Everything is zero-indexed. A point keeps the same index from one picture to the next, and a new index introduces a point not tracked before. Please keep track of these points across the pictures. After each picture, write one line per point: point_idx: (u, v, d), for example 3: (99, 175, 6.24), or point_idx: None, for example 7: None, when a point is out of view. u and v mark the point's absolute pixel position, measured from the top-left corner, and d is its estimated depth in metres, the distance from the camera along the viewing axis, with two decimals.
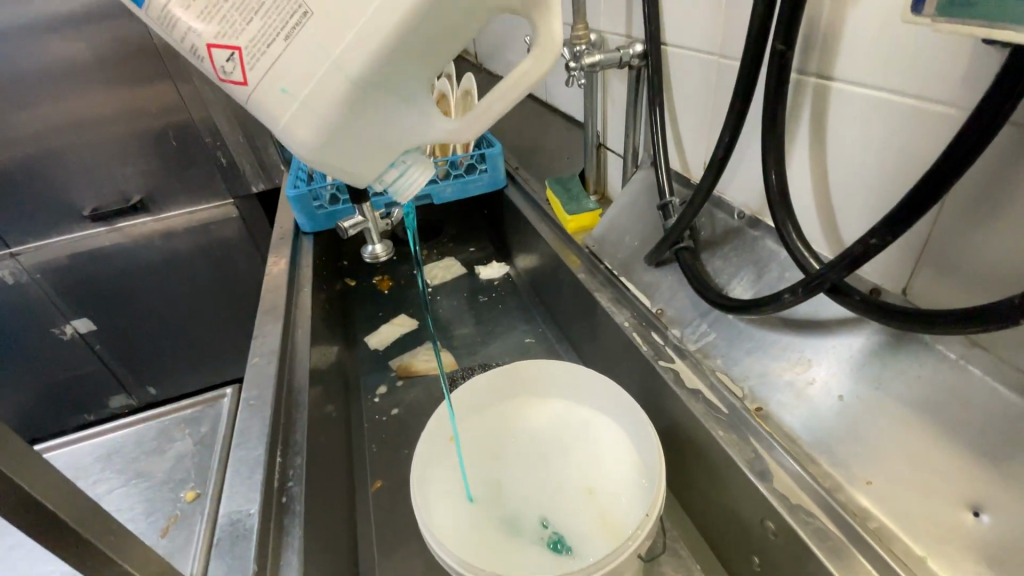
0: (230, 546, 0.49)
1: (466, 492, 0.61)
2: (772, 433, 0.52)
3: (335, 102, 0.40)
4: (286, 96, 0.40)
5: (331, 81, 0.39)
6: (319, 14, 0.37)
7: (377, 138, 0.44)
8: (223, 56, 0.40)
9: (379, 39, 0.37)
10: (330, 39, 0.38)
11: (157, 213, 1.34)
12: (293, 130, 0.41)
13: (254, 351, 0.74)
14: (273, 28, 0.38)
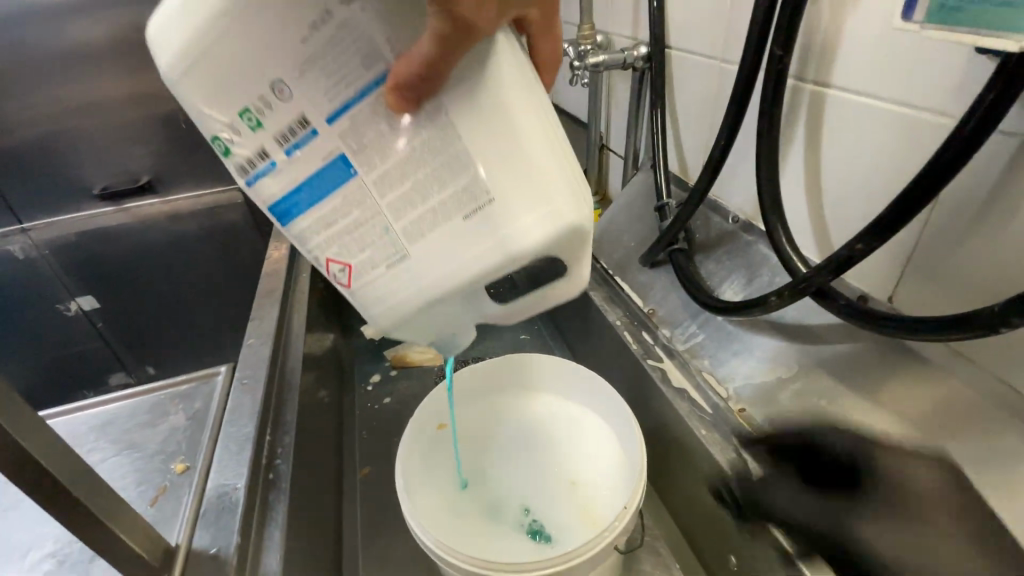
0: (216, 518, 0.51)
1: (451, 479, 0.62)
2: (753, 434, 0.53)
3: (417, 308, 0.37)
4: (378, 302, 0.38)
5: (414, 296, 0.37)
6: (417, 249, 0.36)
7: (438, 322, 0.40)
8: (334, 266, 0.37)
9: (460, 269, 0.36)
10: (423, 263, 0.36)
11: (163, 195, 1.36)
12: (378, 315, 0.39)
13: (251, 331, 0.75)
14: (382, 252, 0.36)
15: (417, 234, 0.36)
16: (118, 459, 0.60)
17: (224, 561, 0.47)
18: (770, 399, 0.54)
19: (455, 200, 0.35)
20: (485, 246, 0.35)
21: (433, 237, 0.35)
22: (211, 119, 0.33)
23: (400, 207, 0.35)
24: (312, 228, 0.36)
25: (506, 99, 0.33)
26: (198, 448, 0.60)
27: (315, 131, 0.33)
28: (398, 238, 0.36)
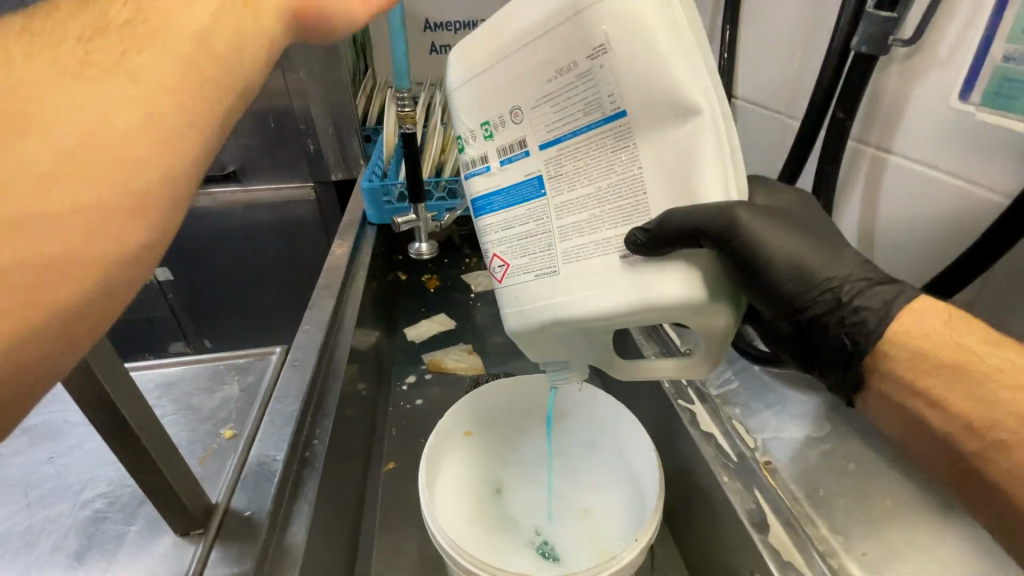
0: (254, 484, 0.55)
1: (470, 486, 0.65)
2: (777, 490, 0.52)
3: (544, 321, 0.48)
4: (517, 305, 0.50)
5: (546, 308, 0.48)
6: (567, 272, 0.46)
7: (564, 343, 0.51)
8: (498, 262, 0.52)
9: (593, 301, 0.45)
10: (563, 286, 0.47)
11: (245, 183, 1.45)
12: (512, 315, 0.51)
13: (307, 319, 0.81)
14: (536, 264, 0.48)
15: (572, 258, 0.46)
16: (173, 418, 0.63)
17: (256, 524, 0.51)
18: (798, 456, 0.54)
19: (613, 241, 0.44)
20: (625, 292, 0.43)
21: (581, 265, 0.46)
22: (464, 122, 0.52)
23: (567, 235, 0.46)
24: (496, 228, 0.51)
25: (693, 165, 0.40)
26: (247, 417, 0.63)
27: (528, 154, 0.48)
28: (556, 257, 0.47)
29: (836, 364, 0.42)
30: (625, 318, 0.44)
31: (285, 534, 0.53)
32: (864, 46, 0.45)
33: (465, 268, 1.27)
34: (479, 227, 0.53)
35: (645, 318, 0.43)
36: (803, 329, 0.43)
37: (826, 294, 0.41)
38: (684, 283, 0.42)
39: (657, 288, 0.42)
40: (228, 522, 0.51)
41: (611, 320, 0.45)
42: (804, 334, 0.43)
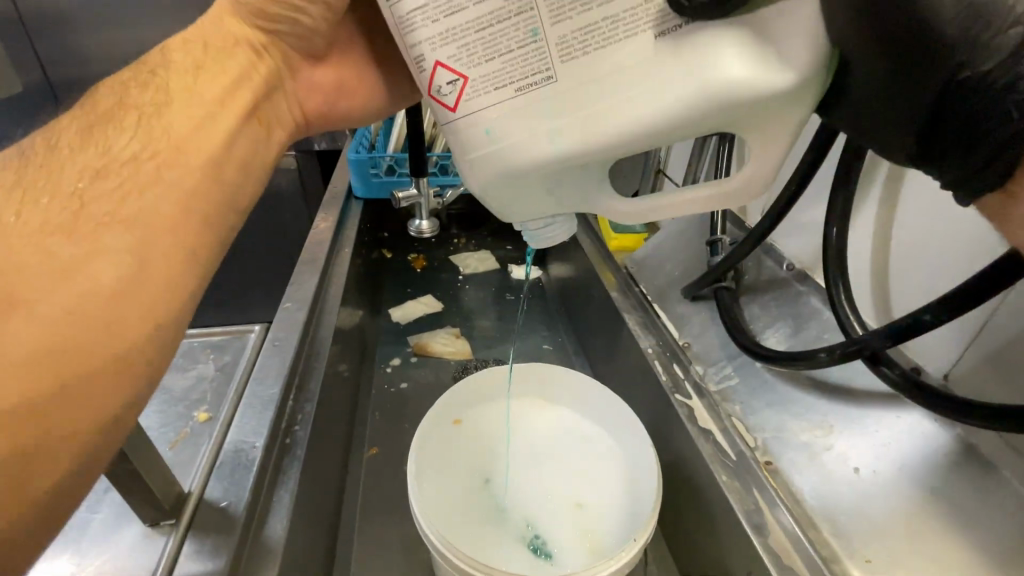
0: (231, 471, 0.51)
1: (457, 478, 0.62)
2: (777, 491, 0.51)
3: (541, 162, 0.36)
4: (491, 140, 0.36)
5: (542, 138, 0.35)
6: (570, 74, 0.34)
7: (543, 194, 0.40)
8: (445, 77, 0.35)
9: (627, 110, 0.34)
10: (568, 94, 0.34)
11: None
12: (477, 169, 0.38)
13: (288, 296, 0.76)
14: (520, 67, 0.35)
15: (576, 52, 0.34)
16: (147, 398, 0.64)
17: (233, 516, 0.48)
18: (798, 457, 0.53)
19: (638, 11, 0.33)
20: (679, 87, 0.33)
21: (598, 59, 0.34)
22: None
23: (560, 14, 0.33)
24: (434, 16, 0.34)
25: None
26: (223, 402, 0.62)
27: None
28: (550, 51, 0.34)
29: (958, 161, 0.30)
30: (677, 125, 0.34)
31: (264, 525, 0.49)
32: None
33: (453, 249, 1.22)
34: (393, 18, 0.35)
35: (701, 121, 0.33)
36: (933, 113, 0.30)
37: (1002, 41, 0.26)
38: (754, 59, 0.31)
39: (715, 69, 0.32)
40: (200, 513, 0.48)
41: (647, 134, 0.34)
42: (919, 113, 0.31)
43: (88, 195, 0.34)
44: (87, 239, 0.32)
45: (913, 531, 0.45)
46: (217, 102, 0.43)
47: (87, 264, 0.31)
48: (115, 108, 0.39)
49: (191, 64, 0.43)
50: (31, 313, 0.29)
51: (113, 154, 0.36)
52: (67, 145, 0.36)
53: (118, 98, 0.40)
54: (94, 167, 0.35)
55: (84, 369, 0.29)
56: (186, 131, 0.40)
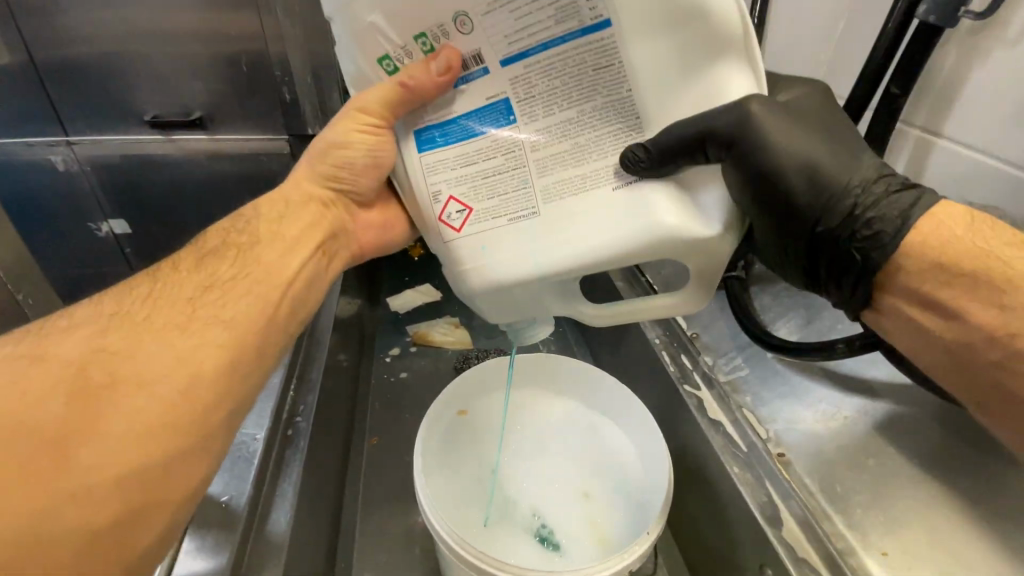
0: (232, 465, 0.50)
1: (461, 470, 0.61)
2: (791, 482, 0.50)
3: (522, 281, 0.41)
4: (483, 256, 0.41)
5: (526, 263, 0.40)
6: (551, 214, 0.40)
7: (525, 305, 0.44)
8: (453, 208, 0.42)
9: (591, 243, 0.39)
10: (547, 229, 0.40)
11: (214, 133, 1.15)
12: (470, 277, 0.42)
13: None
14: (510, 206, 0.41)
15: (555, 197, 0.40)
16: None
17: (237, 511, 0.46)
18: (812, 448, 0.52)
19: (603, 172, 0.39)
20: (635, 226, 0.38)
21: (573, 204, 0.39)
22: (385, 34, 0.39)
23: (546, 169, 0.40)
24: (450, 166, 0.41)
25: (706, 67, 0.36)
26: None
27: (486, 72, 0.39)
28: (535, 196, 0.40)
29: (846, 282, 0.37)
30: (631, 256, 0.39)
31: (266, 520, 0.48)
32: (932, 14, 0.41)
33: None
34: (413, 169, 0.43)
35: (649, 255, 0.38)
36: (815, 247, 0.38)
37: (847, 202, 0.35)
38: (686, 209, 0.38)
39: (660, 213, 0.37)
40: (201, 507, 0.47)
41: (613, 263, 0.39)
42: (813, 254, 0.38)
43: (201, 304, 0.40)
44: (194, 338, 0.37)
45: (930, 523, 0.44)
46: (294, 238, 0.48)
47: (193, 359, 0.36)
48: (219, 242, 0.46)
49: (279, 213, 0.50)
50: (148, 397, 0.34)
51: (216, 272, 0.43)
52: (188, 267, 0.43)
53: (225, 232, 0.47)
54: (204, 284, 0.41)
55: (178, 446, 0.34)
56: (267, 260, 0.45)
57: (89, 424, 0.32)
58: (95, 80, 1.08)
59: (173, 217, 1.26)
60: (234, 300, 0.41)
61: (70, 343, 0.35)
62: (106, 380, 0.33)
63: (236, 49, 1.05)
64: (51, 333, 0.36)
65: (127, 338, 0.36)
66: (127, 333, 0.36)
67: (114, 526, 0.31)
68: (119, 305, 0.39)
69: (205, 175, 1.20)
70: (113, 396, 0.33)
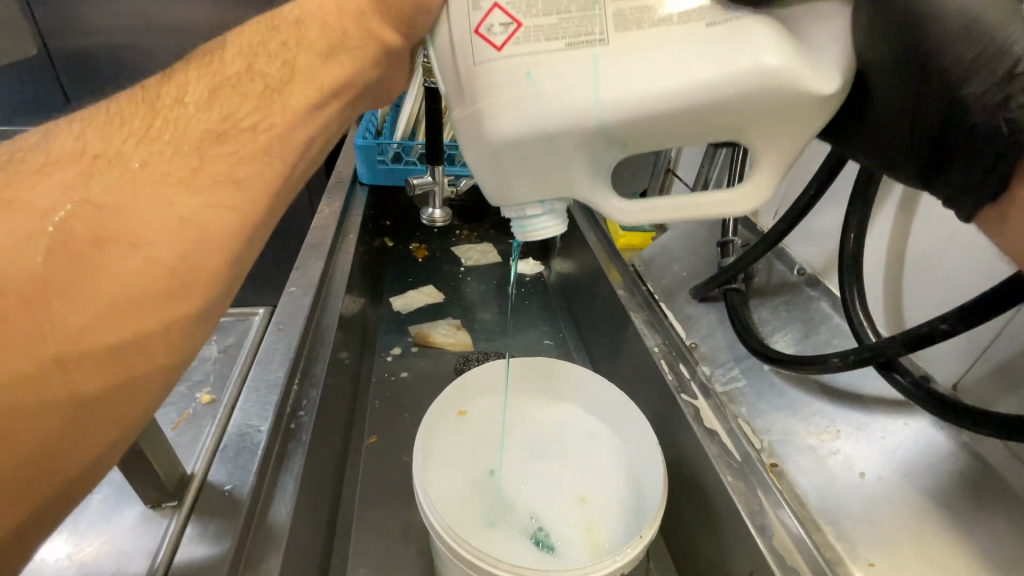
0: (234, 456, 0.50)
1: (458, 469, 0.62)
2: (782, 491, 0.51)
3: (571, 123, 0.34)
4: (527, 87, 0.33)
5: (583, 104, 0.33)
6: (623, 44, 0.33)
7: (558, 171, 0.37)
8: (498, 19, 0.33)
9: (653, 90, 0.33)
10: (614, 60, 0.33)
11: None
12: (498, 114, 0.34)
13: (293, 280, 0.75)
14: (567, 31, 0.33)
15: (632, 25, 0.33)
16: None
17: (238, 501, 0.47)
18: (803, 461, 0.53)
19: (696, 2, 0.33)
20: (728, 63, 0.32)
21: (648, 35, 0.33)
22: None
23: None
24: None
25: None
26: (226, 384, 0.62)
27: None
28: (605, 20, 0.33)
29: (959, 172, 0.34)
30: (710, 103, 0.33)
31: (267, 512, 0.48)
32: None
33: (454, 240, 1.22)
34: None
35: (720, 106, 0.33)
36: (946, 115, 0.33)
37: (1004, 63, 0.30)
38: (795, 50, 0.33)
39: (764, 51, 0.32)
40: (203, 496, 0.47)
41: (684, 111, 0.33)
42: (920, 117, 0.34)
43: (194, 138, 0.32)
44: (193, 198, 0.30)
45: (920, 539, 0.45)
46: (328, 88, 0.36)
47: (191, 220, 0.30)
48: (239, 70, 0.34)
49: (325, 44, 0.36)
50: (138, 262, 0.28)
51: (232, 116, 0.33)
52: (196, 108, 0.32)
53: (250, 50, 0.35)
54: (213, 130, 0.32)
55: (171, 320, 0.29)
56: (280, 117, 0.34)
57: (62, 284, 0.26)
58: (111, 72, 1.09)
59: None
60: (249, 157, 0.33)
61: (38, 187, 0.27)
62: (88, 238, 0.27)
63: None
64: (20, 172, 0.28)
65: (112, 184, 0.28)
66: (110, 184, 0.28)
67: (105, 396, 0.27)
68: (104, 138, 0.30)
69: None
70: (92, 260, 0.27)
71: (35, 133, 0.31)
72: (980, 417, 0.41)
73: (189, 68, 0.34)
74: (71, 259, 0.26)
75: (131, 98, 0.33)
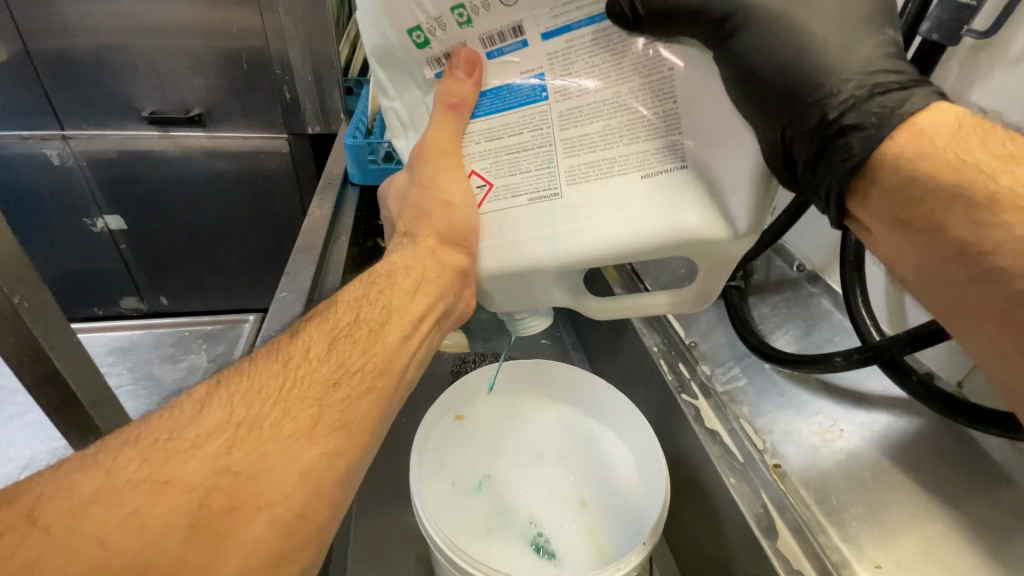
0: None
1: (455, 477, 0.61)
2: (786, 494, 0.50)
3: (537, 264, 0.40)
4: (500, 235, 0.42)
5: (544, 249, 0.40)
6: (574, 196, 0.39)
7: (540, 293, 0.45)
8: (475, 182, 0.42)
9: (602, 235, 0.38)
10: (567, 210, 0.39)
11: (212, 130, 1.15)
12: (480, 257, 0.43)
13: (284, 285, 0.74)
14: (532, 186, 0.40)
15: (580, 179, 0.39)
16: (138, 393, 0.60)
17: None
18: (808, 462, 0.52)
19: (633, 156, 0.38)
20: (665, 220, 0.37)
21: (595, 186, 0.39)
22: (421, 8, 0.38)
23: (573, 150, 0.39)
24: (476, 139, 0.42)
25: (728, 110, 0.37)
26: None
27: (525, 45, 0.39)
28: (558, 176, 0.40)
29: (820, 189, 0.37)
30: (653, 249, 0.38)
31: None
32: (935, 33, 0.43)
33: None
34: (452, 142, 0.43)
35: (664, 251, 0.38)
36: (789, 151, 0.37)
37: (816, 108, 0.35)
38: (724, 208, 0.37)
39: (691, 207, 0.37)
40: None
41: (629, 254, 0.38)
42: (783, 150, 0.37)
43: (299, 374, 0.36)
44: (316, 450, 0.33)
45: (926, 537, 0.45)
46: (417, 317, 0.43)
47: (313, 470, 0.32)
48: (351, 320, 0.41)
49: (413, 280, 0.43)
50: (262, 523, 0.30)
51: (347, 365, 0.38)
52: (316, 352, 0.38)
53: (354, 303, 0.42)
54: (332, 378, 0.36)
55: (304, 544, 0.32)
56: (378, 356, 0.39)
57: (214, 541, 0.28)
58: (93, 73, 1.07)
59: (169, 214, 1.25)
60: (359, 400, 0.37)
61: (190, 462, 0.30)
62: (224, 507, 0.29)
63: (236, 46, 1.05)
64: (170, 448, 0.30)
65: (251, 450, 0.31)
66: (251, 446, 0.31)
67: None
68: (246, 403, 0.33)
69: (204, 172, 1.19)
70: (226, 526, 0.29)
71: (177, 401, 0.34)
72: (992, 415, 0.41)
73: (310, 326, 0.40)
74: (211, 536, 0.28)
75: (261, 359, 0.37)
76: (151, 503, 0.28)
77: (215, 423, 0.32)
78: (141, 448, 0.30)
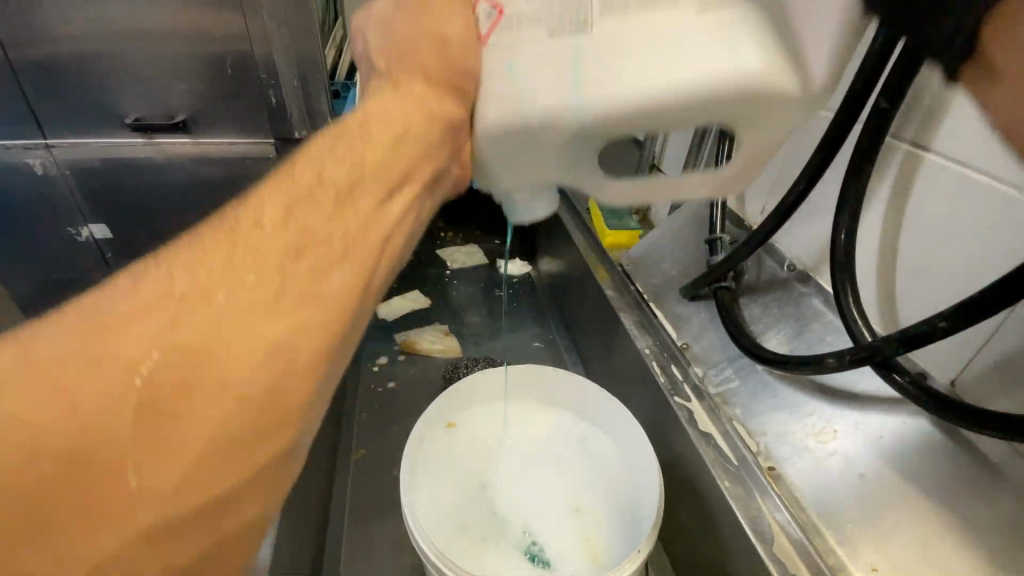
0: None
1: (448, 486, 0.60)
2: (780, 497, 0.50)
3: (547, 104, 0.34)
4: (508, 76, 0.36)
5: (560, 90, 0.34)
6: (607, 31, 0.33)
7: (547, 166, 0.39)
8: (487, 10, 0.37)
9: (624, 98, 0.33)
10: (596, 43, 0.33)
11: (198, 137, 1.13)
12: (481, 106, 0.37)
13: None
14: (556, 15, 0.34)
15: (615, 9, 0.33)
16: None
17: None
18: (802, 464, 0.52)
19: None
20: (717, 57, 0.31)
21: (635, 15, 0.32)
22: None
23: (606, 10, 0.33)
24: None
25: None
26: None
27: None
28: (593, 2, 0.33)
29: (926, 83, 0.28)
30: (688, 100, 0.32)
31: None
32: None
33: (440, 242, 1.19)
34: None
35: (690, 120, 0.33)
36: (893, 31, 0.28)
37: None
38: (785, 54, 0.31)
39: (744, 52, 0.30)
40: None
41: (660, 102, 0.32)
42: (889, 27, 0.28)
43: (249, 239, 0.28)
44: (282, 320, 0.26)
45: (922, 538, 0.44)
46: (396, 181, 0.34)
47: (283, 345, 0.26)
48: (310, 180, 0.31)
49: (391, 137, 0.35)
50: (228, 404, 0.24)
51: (322, 231, 0.30)
52: (269, 216, 0.29)
53: (318, 159, 0.32)
54: (292, 247, 0.28)
55: (283, 426, 0.26)
56: (350, 220, 0.31)
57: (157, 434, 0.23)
58: (75, 80, 1.05)
59: (156, 223, 1.23)
60: (331, 268, 0.29)
61: (125, 335, 0.24)
62: (171, 385, 0.24)
63: (220, 51, 1.03)
64: (103, 320, 0.24)
65: (199, 321, 0.25)
66: (201, 318, 0.25)
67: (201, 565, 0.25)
68: (192, 268, 0.26)
69: (190, 179, 1.17)
70: (177, 408, 0.24)
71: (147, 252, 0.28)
72: (985, 417, 0.40)
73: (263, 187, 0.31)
74: (157, 419, 0.23)
75: (206, 225, 0.29)
76: (84, 380, 0.23)
77: (175, 290, 0.26)
78: (68, 322, 0.24)
